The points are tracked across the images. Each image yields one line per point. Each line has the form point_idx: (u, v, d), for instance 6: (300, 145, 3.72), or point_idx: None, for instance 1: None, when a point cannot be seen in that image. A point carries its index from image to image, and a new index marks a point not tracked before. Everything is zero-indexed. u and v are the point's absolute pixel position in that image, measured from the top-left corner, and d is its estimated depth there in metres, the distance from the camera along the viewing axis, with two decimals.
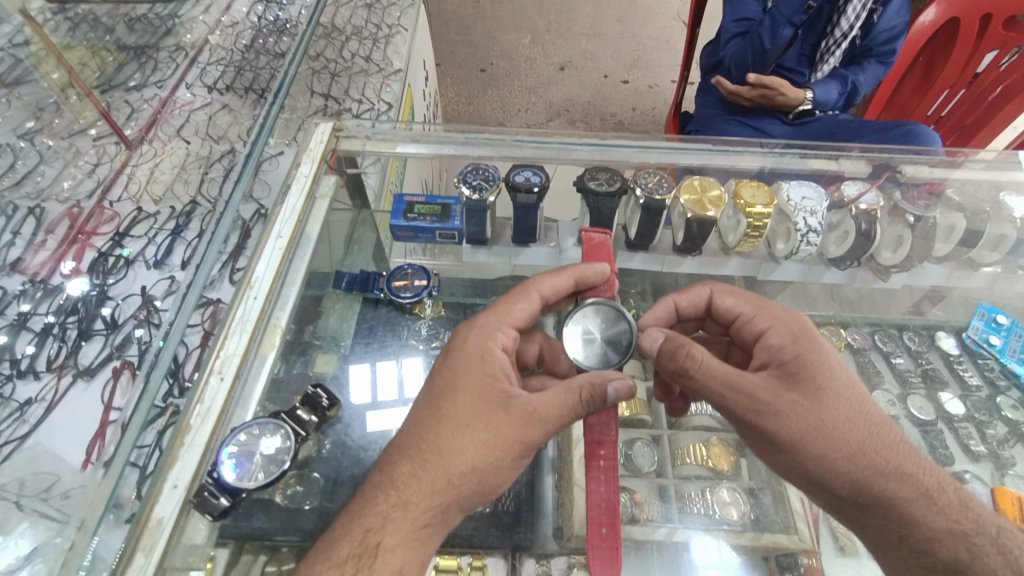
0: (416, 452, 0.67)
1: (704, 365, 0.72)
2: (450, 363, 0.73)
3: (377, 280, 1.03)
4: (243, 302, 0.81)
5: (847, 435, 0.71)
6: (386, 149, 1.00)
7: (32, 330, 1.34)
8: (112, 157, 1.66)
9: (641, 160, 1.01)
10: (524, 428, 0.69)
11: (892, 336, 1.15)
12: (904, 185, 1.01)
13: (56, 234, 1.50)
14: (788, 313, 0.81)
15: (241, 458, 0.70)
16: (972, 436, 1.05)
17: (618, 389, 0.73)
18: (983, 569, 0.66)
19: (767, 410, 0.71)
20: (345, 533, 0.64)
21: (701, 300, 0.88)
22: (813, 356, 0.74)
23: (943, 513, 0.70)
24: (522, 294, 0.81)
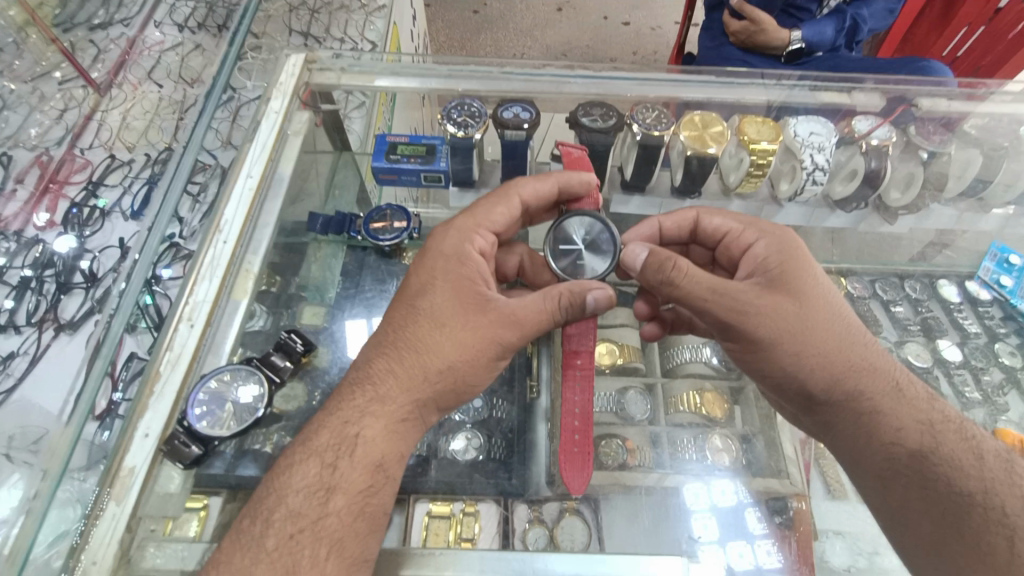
0: (393, 348, 0.67)
1: (685, 273, 0.69)
2: (427, 263, 0.71)
3: (353, 220, 0.97)
4: (211, 247, 0.77)
5: (825, 335, 0.69)
6: (364, 83, 0.93)
7: (9, 283, 1.28)
8: (80, 102, 1.55)
9: (638, 93, 0.94)
10: (502, 330, 0.67)
11: (893, 284, 1.12)
12: (919, 120, 0.95)
13: (26, 184, 1.42)
14: (776, 227, 0.79)
15: (213, 404, 0.70)
16: (967, 383, 1.04)
17: (598, 299, 0.69)
18: (948, 457, 0.65)
19: (748, 313, 0.69)
20: (306, 463, 0.61)
21: (687, 223, 0.86)
22: (797, 261, 0.73)
23: (913, 407, 0.69)
24: (501, 198, 0.77)
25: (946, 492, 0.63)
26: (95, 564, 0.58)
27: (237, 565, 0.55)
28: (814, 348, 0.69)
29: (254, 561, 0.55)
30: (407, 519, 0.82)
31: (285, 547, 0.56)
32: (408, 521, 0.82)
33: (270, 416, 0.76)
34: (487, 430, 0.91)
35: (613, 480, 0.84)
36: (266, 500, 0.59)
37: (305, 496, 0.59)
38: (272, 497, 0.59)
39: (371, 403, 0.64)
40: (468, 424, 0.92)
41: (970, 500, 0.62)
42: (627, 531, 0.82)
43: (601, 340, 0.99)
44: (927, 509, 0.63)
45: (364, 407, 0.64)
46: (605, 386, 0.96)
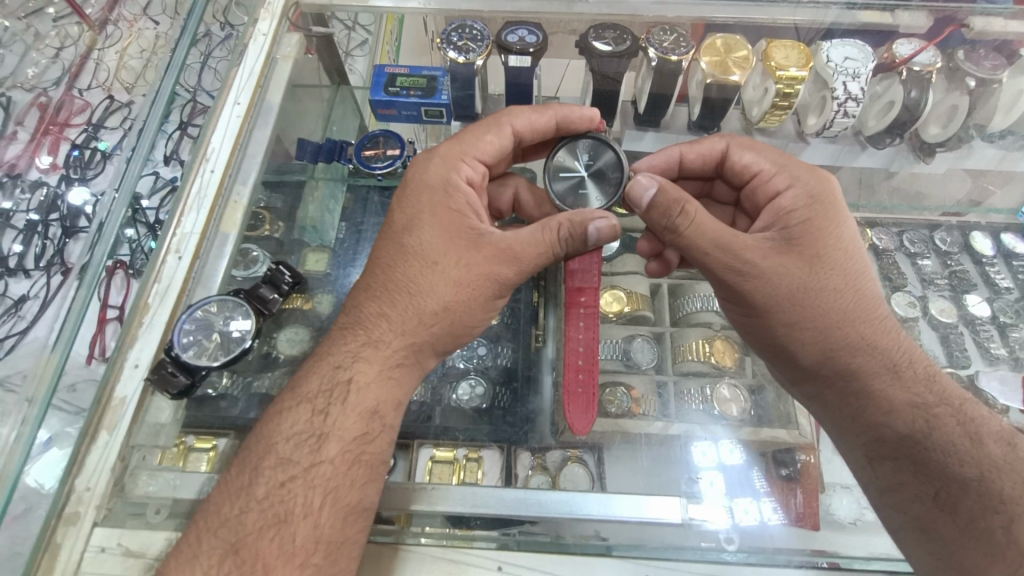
0: (384, 293, 0.64)
1: (693, 223, 0.64)
2: (411, 197, 0.67)
3: (345, 149, 0.91)
4: (198, 176, 0.76)
5: (829, 306, 0.65)
6: (357, 4, 0.86)
7: (17, 227, 1.26)
8: (75, 40, 1.48)
9: (655, 14, 0.86)
10: (497, 265, 0.64)
11: (924, 236, 1.10)
12: (969, 43, 0.85)
13: (27, 126, 1.37)
14: (812, 173, 0.71)
15: (200, 332, 0.68)
16: (993, 339, 1.04)
17: (601, 229, 0.65)
18: (942, 440, 0.63)
19: (754, 274, 0.64)
20: (297, 410, 0.60)
21: (714, 154, 0.76)
22: (821, 221, 0.67)
23: (909, 386, 0.65)
24: (492, 126, 0.71)
25: (937, 475, 0.62)
26: (90, 490, 0.60)
27: (230, 512, 0.55)
28: (813, 319, 0.66)
29: (245, 509, 0.55)
30: (411, 464, 0.82)
31: (276, 495, 0.56)
32: (412, 464, 0.81)
33: (272, 360, 0.77)
34: (490, 376, 0.91)
35: (616, 428, 0.83)
36: (256, 446, 0.58)
37: (295, 443, 0.58)
38: (261, 445, 0.58)
39: (364, 347, 0.62)
40: (473, 372, 0.91)
41: (963, 483, 0.61)
42: (632, 477, 0.81)
43: (609, 288, 0.95)
44: (920, 491, 0.63)
45: (356, 352, 0.62)
46: (612, 334, 0.93)
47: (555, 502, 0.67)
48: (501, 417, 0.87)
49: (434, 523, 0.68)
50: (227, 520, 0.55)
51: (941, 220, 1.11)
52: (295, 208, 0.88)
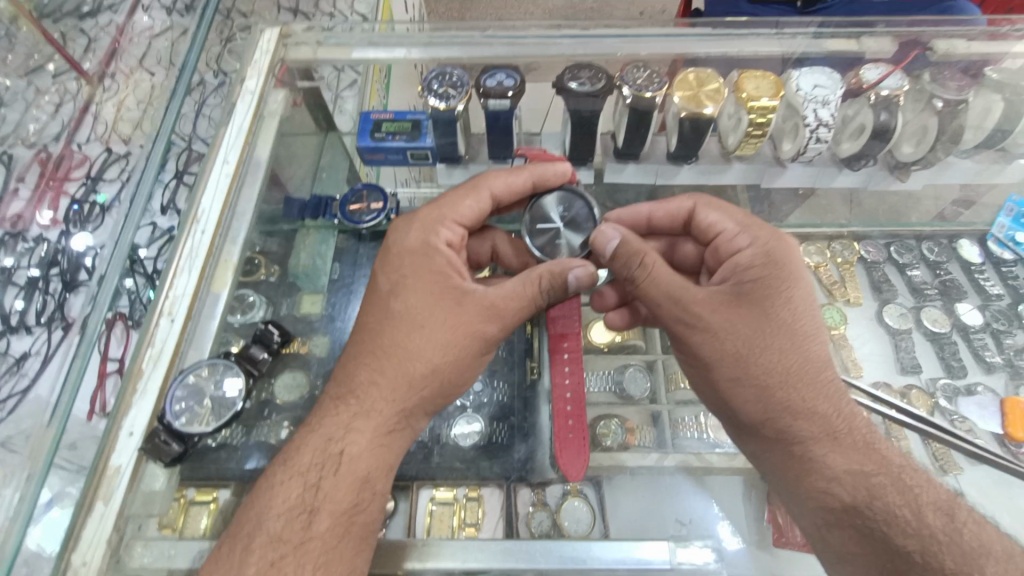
0: (373, 359, 0.64)
1: (650, 276, 0.63)
2: (394, 263, 0.68)
3: (329, 204, 0.94)
4: (189, 236, 0.77)
5: (771, 365, 0.61)
6: (341, 56, 0.89)
7: (18, 284, 1.28)
8: (74, 95, 1.52)
9: (629, 52, 0.88)
10: (482, 324, 0.66)
11: (911, 246, 1.13)
12: (935, 65, 0.86)
13: (27, 183, 1.40)
14: (774, 235, 0.68)
15: (191, 399, 0.70)
16: (988, 347, 1.07)
17: (580, 277, 0.67)
18: (884, 510, 0.57)
19: (699, 325, 0.63)
20: (288, 484, 0.60)
21: (682, 212, 0.75)
22: (775, 280, 0.64)
23: (850, 453, 0.60)
24: (470, 190, 0.73)
25: (880, 547, 0.56)
26: (86, 564, 0.60)
27: None
28: (755, 376, 0.62)
29: None
30: (412, 505, 0.84)
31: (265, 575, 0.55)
32: (413, 509, 0.83)
33: (272, 405, 0.80)
34: (488, 413, 0.91)
35: (611, 462, 0.83)
36: (248, 522, 0.58)
37: (286, 519, 0.58)
38: (251, 522, 0.58)
39: (356, 417, 0.62)
40: (468, 409, 0.91)
41: (906, 556, 0.55)
42: (639, 511, 0.82)
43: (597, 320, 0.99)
44: (866, 563, 0.57)
45: (347, 423, 0.62)
46: (598, 366, 0.96)
47: (543, 553, 0.66)
48: (513, 460, 0.87)
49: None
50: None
51: (926, 232, 1.12)
52: (288, 254, 0.90)
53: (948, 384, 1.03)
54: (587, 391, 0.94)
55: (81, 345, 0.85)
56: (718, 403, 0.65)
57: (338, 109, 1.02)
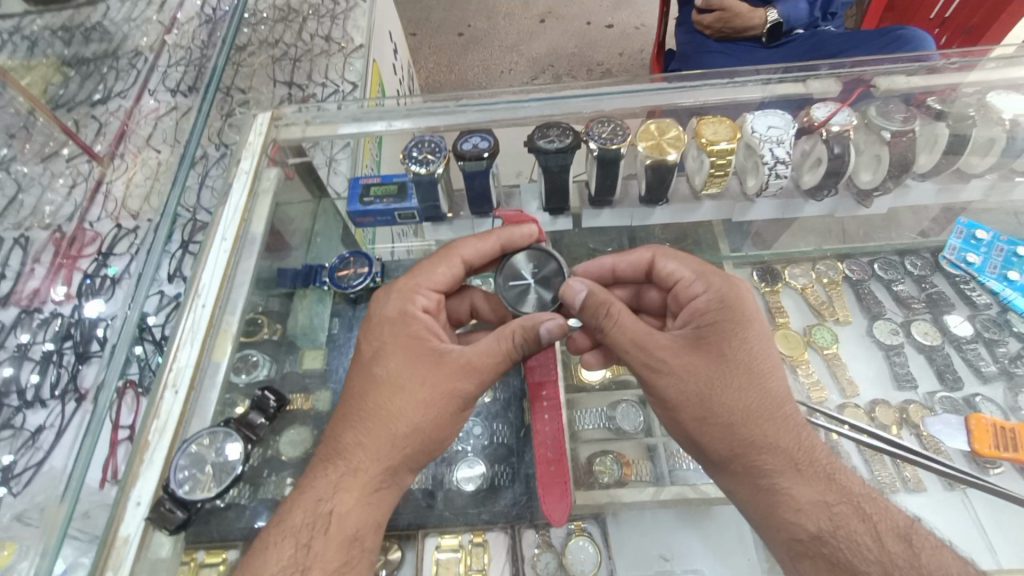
0: (357, 420, 0.67)
1: (617, 324, 0.67)
2: (375, 330, 0.73)
3: (320, 270, 1.00)
4: (191, 310, 0.82)
5: (734, 404, 0.63)
6: (328, 133, 0.98)
7: (33, 359, 1.26)
8: (86, 175, 1.51)
9: (593, 109, 0.95)
10: (459, 381, 0.69)
11: (895, 263, 1.17)
12: (880, 100, 0.92)
13: (42, 262, 1.39)
14: (726, 279, 0.72)
15: (192, 468, 0.72)
16: (983, 357, 1.08)
17: (551, 329, 0.70)
18: (848, 540, 0.58)
19: (662, 368, 0.65)
20: (282, 544, 0.62)
21: (642, 262, 0.81)
22: (730, 321, 0.67)
23: (813, 484, 0.61)
24: (443, 258, 0.79)
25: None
26: None
27: None
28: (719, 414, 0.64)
29: None
30: (420, 555, 0.86)
31: None
32: (421, 559, 0.85)
33: (277, 462, 0.82)
34: (492, 456, 0.92)
35: (609, 498, 0.86)
36: None
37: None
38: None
39: (343, 478, 0.65)
40: (470, 453, 0.92)
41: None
42: (638, 544, 0.88)
43: None
44: None
45: (335, 483, 0.65)
46: (592, 403, 0.99)
47: None
48: (500, 505, 0.88)
49: None
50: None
51: (914, 246, 1.17)
52: (288, 316, 0.95)
53: (946, 397, 1.04)
54: (582, 428, 0.97)
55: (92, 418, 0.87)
56: (686, 442, 0.67)
57: (332, 173, 1.06)
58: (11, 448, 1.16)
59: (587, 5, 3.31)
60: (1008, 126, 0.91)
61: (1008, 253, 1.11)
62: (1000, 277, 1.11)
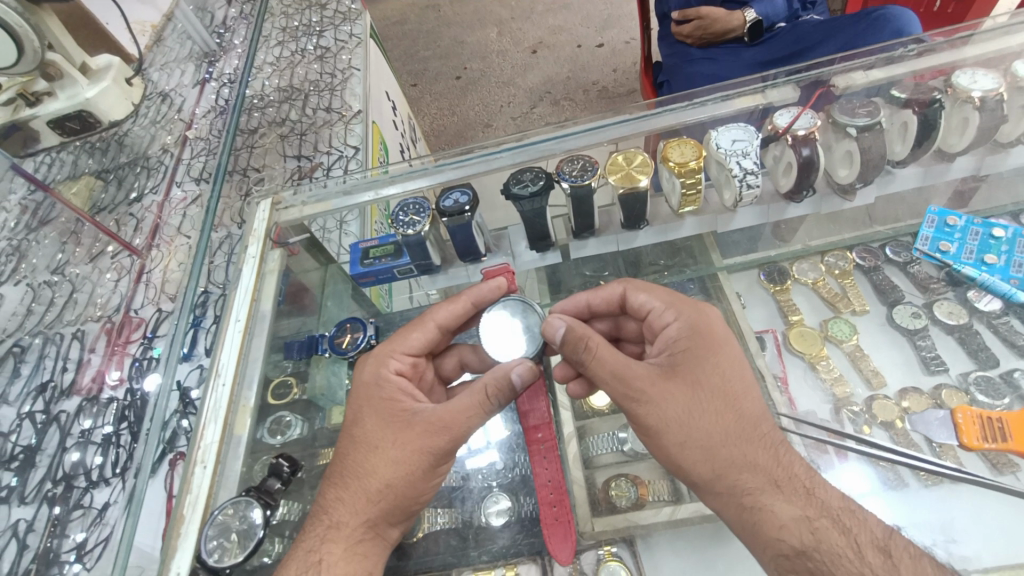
0: (339, 478, 0.73)
1: (596, 357, 0.71)
2: (354, 396, 0.80)
3: (320, 339, 1.06)
4: (213, 390, 0.87)
5: (711, 424, 0.66)
6: (323, 210, 1.07)
7: (96, 442, 1.37)
8: (129, 270, 1.65)
9: (562, 150, 1.00)
10: (428, 438, 0.73)
11: (906, 244, 1.13)
12: (840, 98, 0.94)
13: (98, 351, 1.51)
14: (696, 308, 0.76)
15: (220, 537, 0.76)
16: (1017, 332, 1.03)
17: (522, 374, 0.75)
18: (830, 554, 0.59)
19: (641, 397, 0.69)
20: None
21: (616, 296, 0.85)
22: (701, 349, 0.71)
23: (793, 500, 0.63)
24: (418, 325, 0.87)
25: None
26: None
27: None
28: (698, 437, 0.66)
29: None
30: None
31: None
32: None
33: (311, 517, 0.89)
34: (513, 490, 0.95)
35: (627, 522, 0.87)
36: None
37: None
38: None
39: (329, 530, 0.70)
40: (495, 488, 0.95)
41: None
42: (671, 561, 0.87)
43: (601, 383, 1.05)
44: None
45: (324, 535, 0.70)
46: (604, 427, 1.00)
47: None
48: (517, 535, 0.91)
49: None
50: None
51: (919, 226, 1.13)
52: (306, 377, 1.02)
53: (981, 376, 1.01)
54: (597, 454, 0.97)
55: (135, 493, 0.97)
56: (671, 466, 0.69)
57: (344, 233, 1.15)
58: (81, 526, 1.23)
59: (574, 29, 3.40)
60: (979, 103, 0.90)
61: (984, 236, 1.05)
62: (977, 262, 1.05)
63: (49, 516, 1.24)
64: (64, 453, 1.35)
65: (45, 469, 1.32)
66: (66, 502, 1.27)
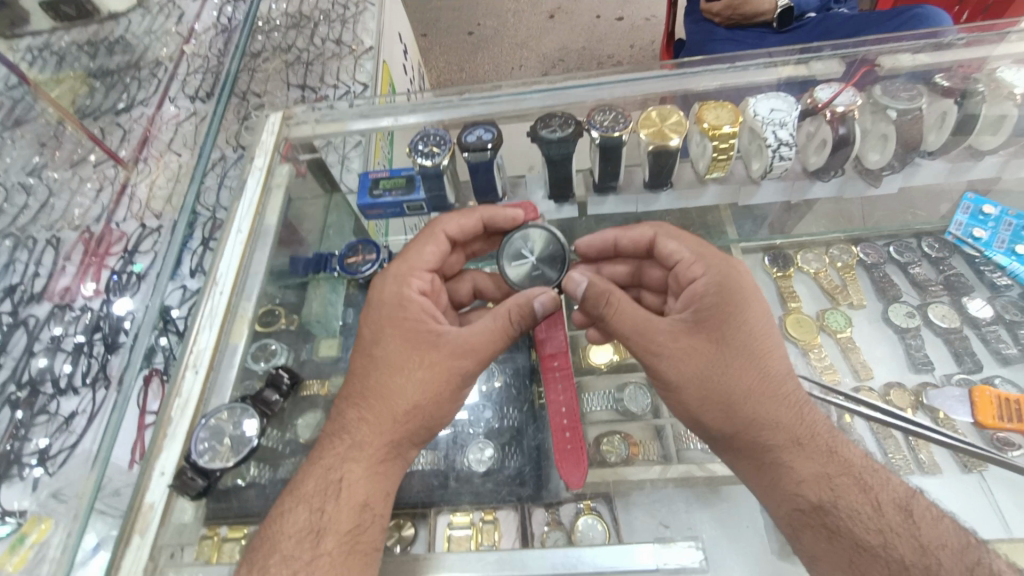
0: (360, 399, 0.72)
1: (617, 312, 0.70)
2: (374, 313, 0.76)
3: (330, 259, 1.04)
4: (210, 296, 0.88)
5: (734, 382, 0.67)
6: (336, 130, 1.02)
7: (66, 350, 1.30)
8: (112, 180, 1.54)
9: (595, 99, 0.97)
10: (457, 360, 0.72)
11: (911, 245, 1.15)
12: (885, 79, 0.92)
13: (73, 260, 1.42)
14: (725, 261, 0.75)
15: (210, 438, 0.78)
16: (1003, 340, 1.06)
17: (545, 303, 0.74)
18: (849, 509, 0.62)
19: (661, 352, 0.69)
20: (296, 511, 0.66)
21: (644, 239, 0.84)
22: (728, 305, 0.70)
23: (814, 457, 0.65)
24: (429, 237, 0.83)
25: (849, 545, 0.61)
26: None
27: None
28: (719, 393, 0.67)
29: None
30: (432, 533, 0.85)
31: None
32: (432, 533, 0.85)
33: (294, 443, 0.86)
34: (499, 439, 0.93)
35: (616, 476, 0.88)
36: (260, 552, 0.64)
37: (297, 539, 0.64)
38: (267, 545, 0.65)
39: (350, 450, 0.69)
40: (481, 435, 0.93)
41: (872, 551, 0.60)
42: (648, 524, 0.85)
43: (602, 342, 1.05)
44: (837, 563, 0.61)
45: (344, 454, 0.69)
46: (602, 386, 1.00)
47: (535, 560, 0.71)
48: (498, 476, 0.89)
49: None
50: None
51: (925, 228, 1.15)
52: (302, 304, 1.00)
53: (964, 377, 1.02)
54: (591, 410, 0.97)
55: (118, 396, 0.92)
56: (691, 422, 0.70)
57: (345, 170, 1.08)
58: (46, 432, 1.19)
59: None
60: (1018, 101, 0.89)
61: (1017, 227, 1.09)
62: (1009, 250, 1.09)
63: (12, 419, 1.20)
64: (31, 358, 1.29)
65: (11, 371, 1.27)
66: (31, 407, 1.22)
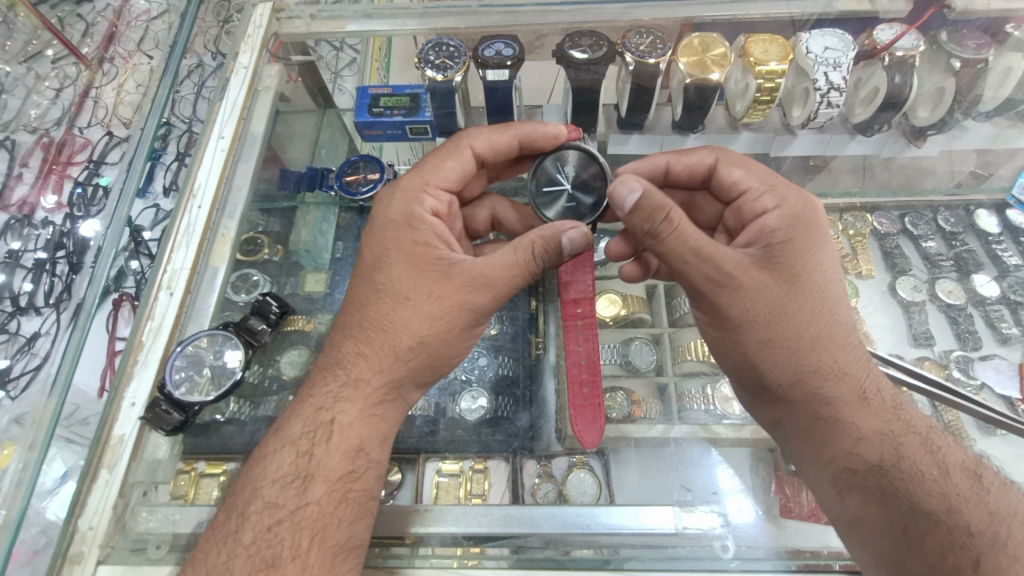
0: (359, 332, 0.65)
1: (676, 230, 0.63)
2: (378, 234, 0.69)
3: (326, 177, 0.92)
4: (187, 210, 0.80)
5: (802, 327, 0.65)
6: (334, 29, 0.89)
7: (26, 266, 1.19)
8: (74, 80, 1.36)
9: (629, 20, 0.88)
10: (469, 293, 0.65)
11: (926, 215, 1.07)
12: (952, 24, 0.87)
13: (31, 167, 1.28)
14: (800, 196, 0.71)
15: (190, 368, 0.72)
16: (1005, 319, 1.01)
17: (574, 239, 0.67)
18: (911, 468, 0.61)
19: (727, 285, 0.65)
20: (282, 453, 0.61)
21: (703, 166, 0.77)
22: (802, 244, 0.67)
23: (877, 414, 0.64)
24: (451, 151, 0.74)
25: (906, 507, 0.60)
26: (93, 529, 0.64)
27: (215, 561, 0.56)
28: (784, 338, 0.65)
29: (230, 556, 0.56)
30: (420, 481, 0.80)
31: (262, 541, 0.57)
32: (420, 480, 0.79)
33: (276, 381, 0.80)
34: (494, 388, 0.88)
35: (618, 433, 0.80)
36: (243, 491, 0.60)
37: (279, 486, 0.59)
38: (247, 490, 0.60)
39: (345, 388, 0.64)
40: (474, 384, 0.89)
41: (931, 515, 0.59)
42: (642, 483, 0.79)
43: (602, 294, 0.94)
44: (886, 524, 0.60)
45: (336, 393, 0.63)
46: (609, 339, 0.92)
47: (544, 518, 0.68)
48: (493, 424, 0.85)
49: (443, 543, 0.69)
50: (212, 568, 0.55)
51: (942, 201, 1.06)
52: (289, 232, 0.90)
53: (963, 355, 0.97)
54: None
55: (79, 319, 0.80)
56: (746, 369, 0.69)
57: (338, 88, 1.02)
58: (7, 354, 1.10)
59: None
60: None
61: None
62: None
63: None
64: None
65: None
66: None
